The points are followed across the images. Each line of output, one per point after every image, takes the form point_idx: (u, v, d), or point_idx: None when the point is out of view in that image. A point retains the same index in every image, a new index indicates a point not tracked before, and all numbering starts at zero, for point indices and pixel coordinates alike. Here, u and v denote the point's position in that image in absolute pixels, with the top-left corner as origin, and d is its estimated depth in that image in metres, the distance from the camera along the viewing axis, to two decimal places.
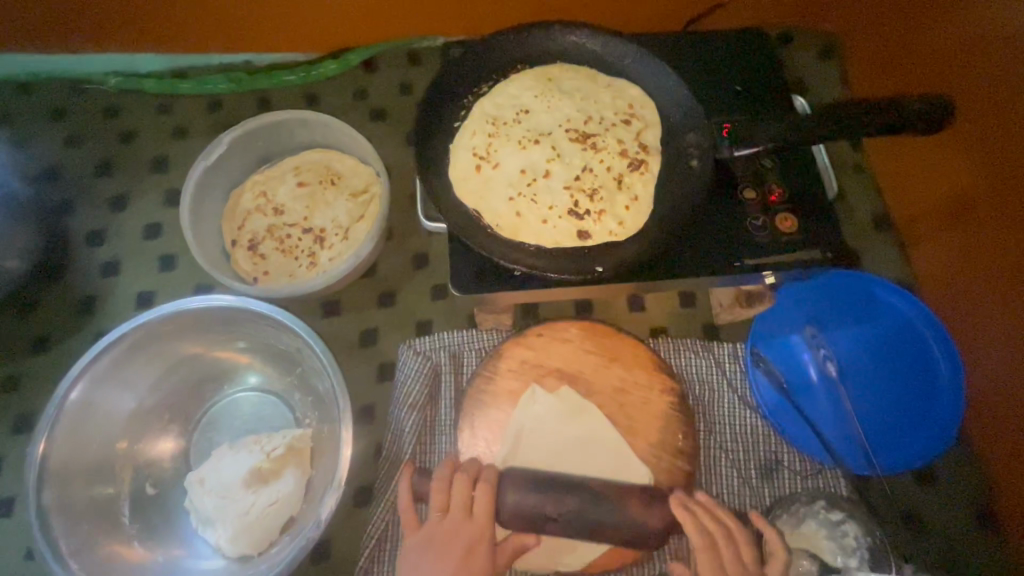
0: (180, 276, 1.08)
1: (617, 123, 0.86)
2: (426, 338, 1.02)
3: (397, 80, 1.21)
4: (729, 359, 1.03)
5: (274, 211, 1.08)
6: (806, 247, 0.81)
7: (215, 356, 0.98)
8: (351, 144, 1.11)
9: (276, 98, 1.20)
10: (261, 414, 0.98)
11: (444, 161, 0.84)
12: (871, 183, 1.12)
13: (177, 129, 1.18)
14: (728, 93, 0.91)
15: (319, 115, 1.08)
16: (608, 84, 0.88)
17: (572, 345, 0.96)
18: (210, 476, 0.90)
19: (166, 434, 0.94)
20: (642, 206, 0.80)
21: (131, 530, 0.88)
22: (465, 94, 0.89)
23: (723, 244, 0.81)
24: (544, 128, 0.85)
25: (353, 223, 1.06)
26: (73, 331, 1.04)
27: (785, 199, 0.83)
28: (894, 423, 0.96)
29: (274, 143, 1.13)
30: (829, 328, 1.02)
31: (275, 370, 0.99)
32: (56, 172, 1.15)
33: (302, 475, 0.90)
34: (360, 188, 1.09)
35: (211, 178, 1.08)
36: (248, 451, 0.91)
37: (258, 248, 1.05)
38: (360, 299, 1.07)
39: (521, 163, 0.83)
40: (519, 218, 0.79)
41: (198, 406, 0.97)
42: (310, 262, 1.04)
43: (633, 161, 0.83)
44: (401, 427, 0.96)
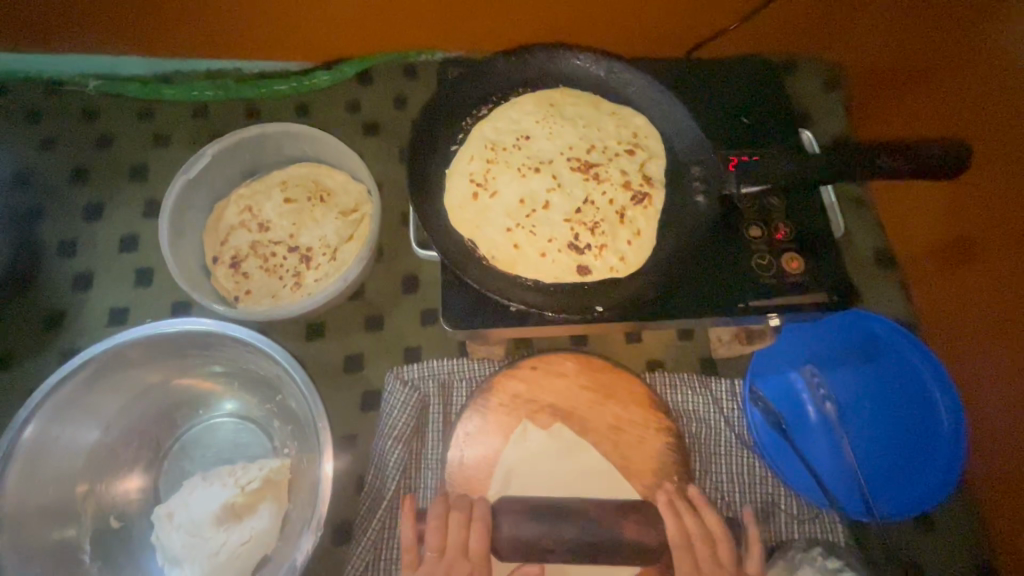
0: (156, 292, 1.02)
1: (621, 154, 0.82)
2: (414, 366, 0.98)
3: (393, 94, 1.17)
4: (727, 396, 1.00)
5: (259, 227, 1.03)
6: (812, 289, 0.78)
7: (191, 379, 0.93)
8: (342, 159, 1.07)
9: (265, 108, 1.16)
10: (237, 442, 0.93)
11: (440, 187, 0.81)
12: (872, 218, 1.10)
13: (159, 137, 1.13)
14: (734, 125, 0.89)
15: (310, 129, 1.03)
16: (612, 112, 0.85)
17: (567, 379, 0.92)
18: (179, 510, 0.84)
19: (134, 462, 0.89)
20: (644, 241, 0.77)
21: (92, 568, 0.82)
22: (463, 116, 0.85)
23: (728, 284, 0.78)
24: (545, 156, 0.82)
25: (342, 243, 1.01)
26: (39, 348, 0.98)
27: (791, 239, 0.81)
28: (893, 467, 0.93)
29: (261, 155, 1.09)
30: (829, 367, 0.99)
31: (253, 395, 0.94)
32: (28, 177, 1.09)
33: (278, 511, 0.85)
34: (350, 206, 1.04)
35: (193, 190, 1.03)
36: (222, 483, 0.86)
37: (240, 266, 1.00)
38: (346, 322, 1.02)
39: (520, 192, 0.79)
40: (516, 250, 0.75)
41: (169, 433, 0.92)
42: (295, 283, 0.99)
43: (636, 194, 0.80)
44: (385, 461, 0.92)
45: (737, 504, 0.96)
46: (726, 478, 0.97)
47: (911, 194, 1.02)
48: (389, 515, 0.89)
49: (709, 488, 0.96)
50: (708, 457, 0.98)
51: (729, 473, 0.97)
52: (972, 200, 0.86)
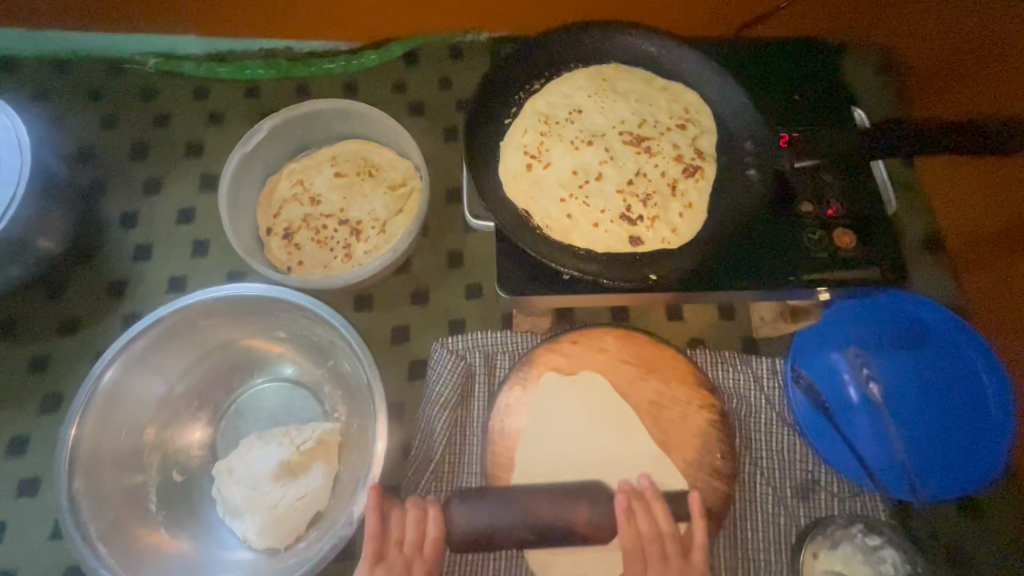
0: (213, 262, 1.07)
1: (672, 128, 0.83)
2: (460, 337, 1.00)
3: (438, 74, 1.19)
4: (768, 376, 1.01)
5: (311, 201, 1.07)
6: (864, 265, 0.79)
7: (248, 344, 0.97)
8: (391, 136, 1.10)
9: (315, 87, 1.19)
10: (290, 405, 0.97)
11: (494, 158, 0.82)
12: (919, 201, 1.09)
13: (213, 114, 1.17)
14: (786, 101, 0.89)
15: (361, 105, 1.06)
16: (663, 88, 0.86)
17: (610, 353, 0.94)
18: (238, 467, 0.88)
19: (195, 421, 0.93)
20: (697, 213, 0.78)
21: (158, 518, 0.87)
22: (516, 91, 0.87)
23: (780, 257, 0.78)
24: (597, 129, 0.83)
25: (391, 216, 1.04)
26: (103, 313, 1.03)
27: (844, 215, 0.81)
28: (940, 449, 0.93)
29: (312, 132, 1.12)
30: (873, 348, 0.99)
31: (306, 361, 0.98)
32: (91, 151, 1.14)
33: (330, 471, 0.89)
34: (399, 182, 1.07)
35: (249, 164, 1.06)
36: (278, 443, 0.89)
37: (293, 237, 1.04)
38: (394, 295, 1.05)
39: (574, 164, 0.81)
40: (570, 220, 0.77)
41: (227, 394, 0.96)
42: (346, 254, 1.03)
43: (688, 167, 0.80)
44: (431, 427, 0.94)
45: (776, 481, 0.96)
46: (767, 457, 0.98)
47: (965, 175, 0.99)
48: (436, 478, 0.92)
49: (748, 465, 0.97)
50: (749, 435, 0.98)
51: (769, 452, 0.98)
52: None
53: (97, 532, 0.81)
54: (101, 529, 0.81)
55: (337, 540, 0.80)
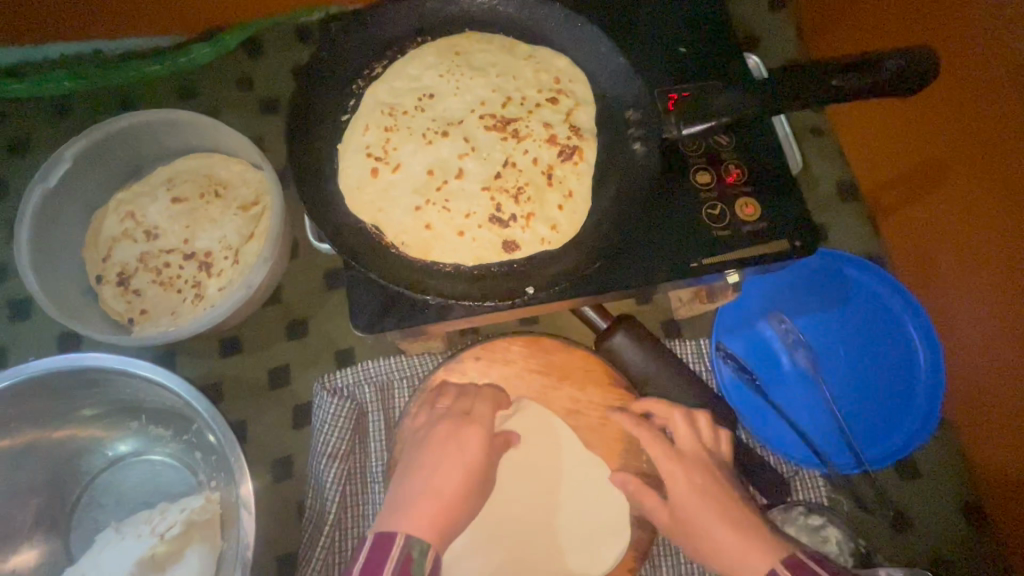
0: (36, 325, 0.88)
1: (542, 104, 0.71)
2: (347, 371, 0.86)
3: (288, 64, 1.02)
4: (693, 358, 0.92)
5: (147, 235, 0.89)
6: (772, 237, 0.69)
7: (87, 422, 0.81)
8: (234, 145, 0.92)
9: (140, 96, 1.00)
10: (156, 482, 0.82)
11: (331, 165, 0.67)
12: (832, 146, 1.01)
13: (15, 143, 0.96)
14: (675, 54, 0.76)
15: (187, 114, 0.88)
16: (529, 55, 0.73)
17: (515, 366, 0.83)
18: (91, 571, 0.74)
19: (32, 526, 0.77)
20: (578, 203, 0.67)
21: None
22: (354, 78, 0.71)
23: (679, 240, 0.68)
24: (454, 116, 0.69)
25: (245, 242, 0.88)
26: None
27: (744, 182, 0.71)
28: (874, 412, 0.88)
29: (139, 152, 0.93)
30: (798, 310, 0.93)
31: (163, 429, 0.83)
32: None
33: (207, 556, 0.76)
34: (251, 199, 0.91)
35: (59, 201, 0.87)
36: (137, 534, 0.77)
37: (130, 283, 0.87)
38: (266, 332, 0.91)
39: (428, 162, 0.67)
40: (429, 232, 0.64)
41: (72, 485, 0.80)
42: (196, 295, 0.86)
43: (564, 149, 0.68)
44: (322, 481, 0.81)
45: None
46: None
47: (872, 118, 0.92)
48: (338, 536, 0.80)
49: None
50: None
51: None
52: (941, 121, 0.77)
53: None
54: None
55: None
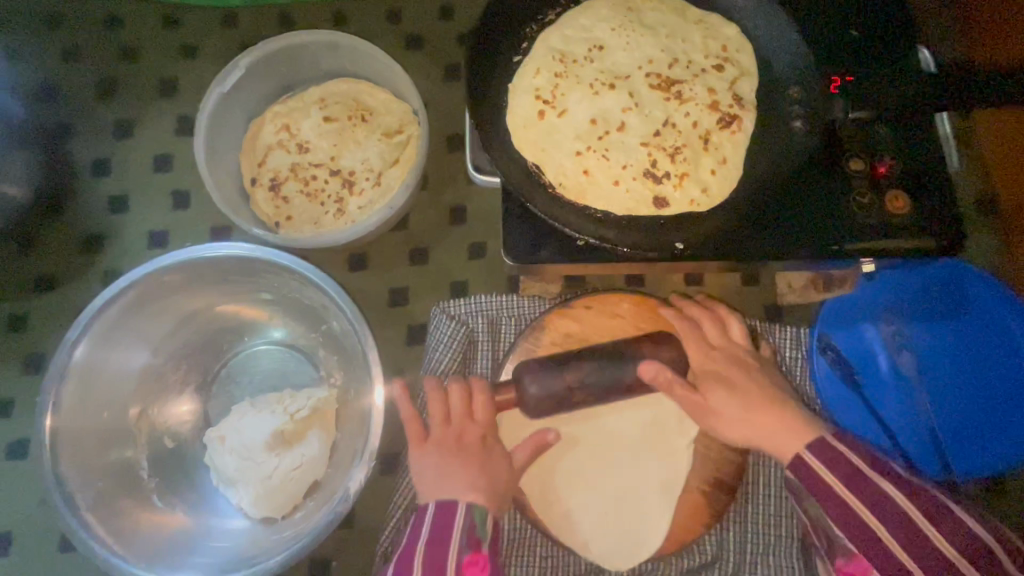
0: (195, 215, 0.98)
1: (707, 69, 0.72)
2: (461, 301, 0.93)
3: (437, 2, 1.05)
4: (790, 345, 0.92)
5: (298, 147, 0.96)
6: (915, 234, 0.69)
7: (236, 306, 0.91)
8: (385, 74, 0.98)
9: (300, 16, 1.06)
10: (284, 370, 0.91)
11: (501, 106, 0.73)
12: (974, 155, 0.97)
13: (187, 46, 1.04)
14: (842, 34, 0.75)
15: (350, 38, 0.94)
16: (699, 20, 0.74)
17: (623, 322, 0.86)
18: (231, 435, 0.84)
19: (184, 387, 0.88)
20: (731, 170, 0.69)
21: (151, 484, 0.83)
22: (527, 24, 0.75)
23: (820, 223, 0.69)
24: (620, 70, 0.72)
25: (387, 166, 0.95)
26: (82, 269, 0.96)
27: (898, 174, 0.70)
28: (971, 425, 0.87)
29: (298, 70, 1.00)
30: (910, 316, 0.92)
31: (298, 325, 0.92)
32: (56, 89, 1.02)
33: (327, 440, 0.84)
34: (394, 127, 0.96)
35: (228, 106, 0.95)
36: (271, 410, 0.84)
37: (280, 189, 0.95)
38: (390, 254, 0.98)
39: (592, 111, 0.70)
40: (587, 177, 0.68)
41: (217, 358, 0.90)
42: (337, 209, 0.94)
43: (724, 116, 0.70)
44: (431, 395, 0.89)
45: None
46: None
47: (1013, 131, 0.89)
48: None
49: None
50: None
51: None
52: None
53: (86, 502, 0.77)
54: (89, 498, 0.78)
55: (333, 514, 0.75)
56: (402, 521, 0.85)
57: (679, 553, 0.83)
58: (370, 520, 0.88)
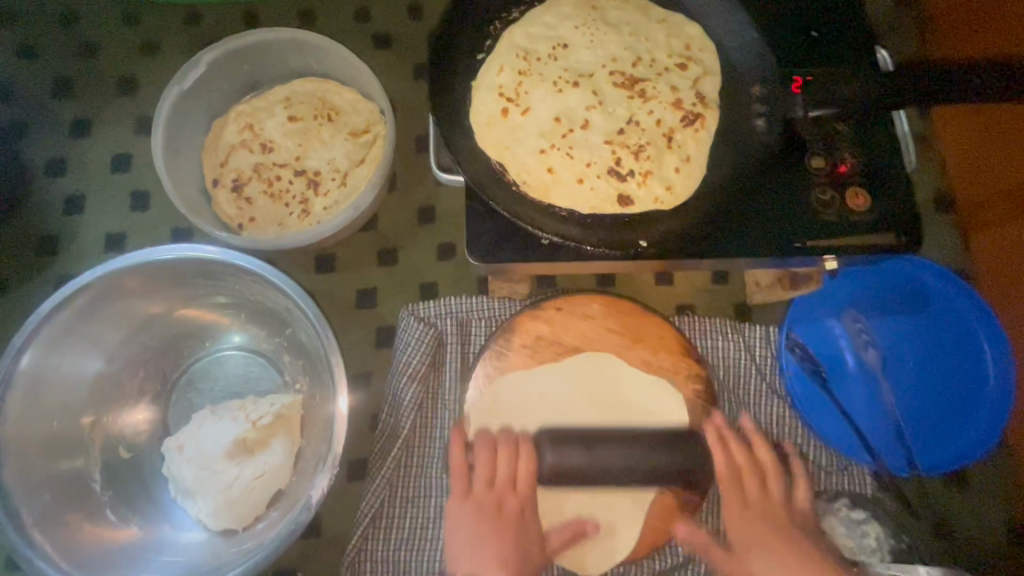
0: (154, 217, 0.95)
1: (671, 68, 0.72)
2: (430, 303, 0.91)
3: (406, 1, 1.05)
4: (761, 343, 0.93)
5: (262, 147, 0.94)
6: (876, 231, 0.70)
7: (195, 311, 0.88)
8: (352, 73, 0.96)
9: (265, 14, 1.04)
10: (246, 376, 0.89)
11: (464, 103, 0.72)
12: (934, 156, 0.99)
13: (146, 44, 1.01)
14: (804, 34, 0.75)
15: (314, 36, 0.92)
16: (662, 19, 0.74)
17: (593, 322, 0.86)
18: (190, 444, 0.81)
19: (140, 395, 0.85)
20: (694, 168, 0.69)
21: (104, 498, 0.80)
22: (492, 21, 0.74)
23: (782, 220, 0.70)
24: (584, 68, 0.71)
25: (353, 167, 0.93)
26: (33, 274, 0.92)
27: (858, 172, 0.71)
28: (933, 420, 0.89)
29: (262, 69, 0.98)
30: (873, 313, 0.93)
31: (261, 329, 0.89)
32: (7, 87, 0.99)
33: (291, 448, 0.82)
34: (361, 127, 0.95)
35: (188, 104, 0.93)
36: (231, 418, 0.82)
37: (242, 190, 0.92)
38: (358, 256, 0.96)
39: (556, 109, 0.70)
40: (551, 175, 0.67)
41: (176, 364, 0.87)
42: (303, 211, 0.92)
43: (688, 114, 0.70)
44: (399, 399, 0.87)
45: None
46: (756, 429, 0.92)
47: (972, 132, 0.91)
48: (405, 453, 0.86)
49: None
50: (740, 405, 0.92)
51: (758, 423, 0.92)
52: None
53: (32, 517, 0.74)
54: (36, 513, 0.74)
55: (294, 524, 0.73)
56: (368, 529, 0.83)
57: (650, 555, 0.82)
58: (336, 529, 0.86)
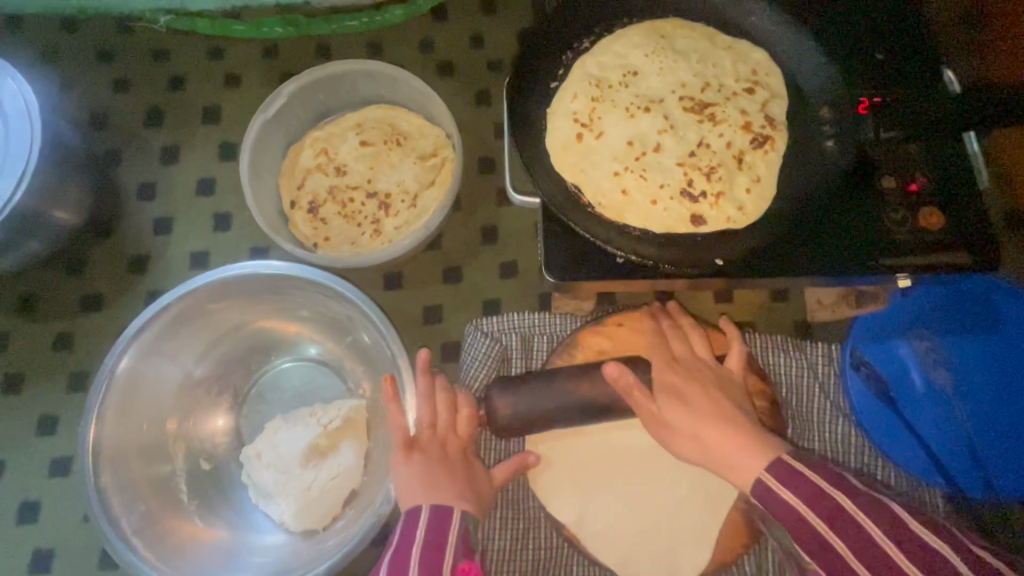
0: (234, 237, 1.01)
1: (738, 92, 0.74)
2: (494, 318, 0.95)
3: (469, 32, 1.10)
4: (823, 362, 0.93)
5: (336, 171, 1.00)
6: (951, 251, 0.70)
7: (267, 324, 0.93)
8: (420, 100, 1.01)
9: (337, 47, 1.11)
10: (312, 385, 0.93)
11: (538, 129, 0.75)
12: None
13: (229, 77, 1.09)
14: (871, 57, 0.77)
15: (387, 67, 0.97)
16: (728, 46, 0.77)
17: None
18: (266, 451, 0.85)
19: (217, 405, 0.91)
20: (765, 189, 0.70)
21: (190, 506, 0.85)
22: (564, 52, 0.78)
23: (854, 238, 0.71)
24: (655, 94, 0.75)
25: (422, 189, 0.98)
26: (127, 290, 0.99)
27: (930, 192, 0.72)
28: (1016, 443, 0.86)
29: (336, 97, 1.04)
30: (945, 332, 0.91)
31: (327, 338, 0.94)
32: (104, 119, 1.07)
33: (360, 450, 0.85)
34: (429, 151, 1.00)
35: (270, 133, 1.00)
36: (303, 424, 0.86)
37: (318, 211, 0.98)
38: (424, 275, 1.00)
39: (629, 134, 0.73)
40: (625, 197, 0.70)
41: (245, 377, 0.92)
42: (374, 230, 0.97)
43: (757, 137, 0.72)
44: None
45: None
46: (820, 448, 0.91)
47: None
48: None
49: (800, 457, 0.90)
50: (803, 423, 0.92)
51: (823, 442, 0.91)
52: None
53: (131, 527, 0.79)
54: (134, 522, 0.79)
55: (375, 520, 0.76)
56: None
57: None
58: None
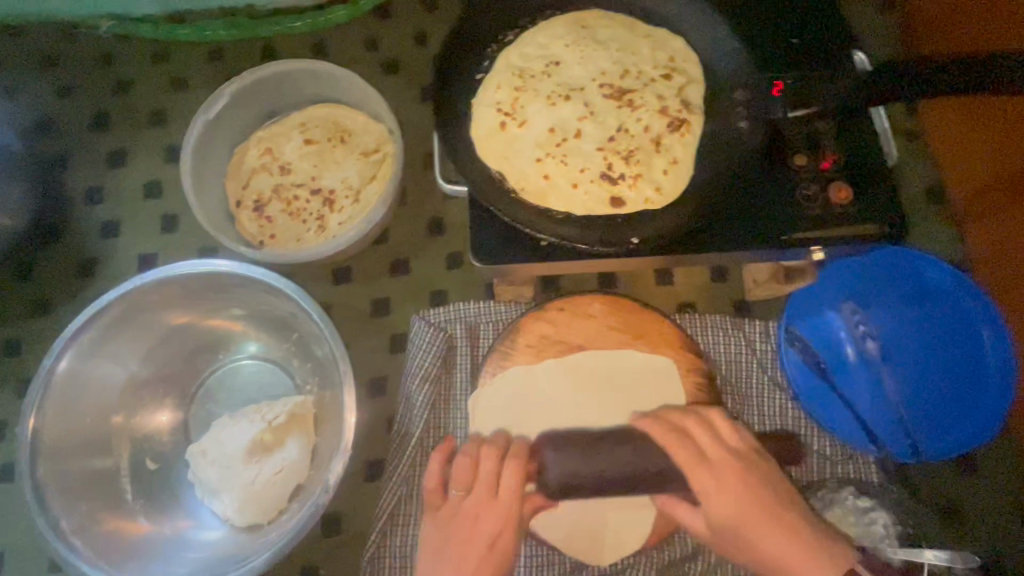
0: (182, 238, 1.02)
1: (656, 79, 0.77)
2: (439, 309, 0.96)
3: (412, 29, 1.12)
4: (761, 339, 0.96)
5: (280, 169, 1.01)
6: (859, 223, 0.74)
7: (211, 324, 0.94)
8: (362, 97, 1.03)
9: (282, 48, 1.12)
10: (261, 382, 0.94)
11: (465, 119, 0.77)
12: (925, 151, 1.02)
13: (175, 80, 1.10)
14: (784, 41, 0.80)
15: (327, 65, 0.99)
16: (647, 34, 0.80)
17: (596, 321, 0.89)
18: (212, 447, 0.86)
19: (162, 405, 0.91)
20: (681, 170, 0.73)
21: (135, 505, 0.86)
22: (489, 44, 0.81)
23: (767, 214, 0.74)
24: (576, 82, 0.77)
25: (365, 183, 0.99)
26: (75, 294, 0.99)
27: (840, 167, 0.75)
28: (940, 405, 0.90)
29: (279, 97, 1.05)
30: (873, 304, 0.95)
31: (272, 338, 0.95)
32: (50, 126, 1.07)
33: (305, 445, 0.87)
34: (372, 146, 1.01)
35: (213, 134, 1.01)
36: (249, 420, 0.87)
37: (263, 209, 0.99)
38: (372, 269, 1.01)
39: (551, 121, 0.75)
40: (547, 181, 0.72)
41: (194, 377, 0.93)
42: (319, 225, 0.98)
43: (673, 120, 0.75)
44: (412, 401, 0.92)
45: None
46: (759, 422, 0.94)
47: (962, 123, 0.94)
48: (420, 453, 0.90)
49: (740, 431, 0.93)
50: (743, 399, 0.94)
51: (762, 416, 0.94)
52: None
53: (70, 525, 0.79)
54: (74, 521, 0.79)
55: (315, 507, 0.77)
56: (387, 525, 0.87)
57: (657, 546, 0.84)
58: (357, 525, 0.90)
